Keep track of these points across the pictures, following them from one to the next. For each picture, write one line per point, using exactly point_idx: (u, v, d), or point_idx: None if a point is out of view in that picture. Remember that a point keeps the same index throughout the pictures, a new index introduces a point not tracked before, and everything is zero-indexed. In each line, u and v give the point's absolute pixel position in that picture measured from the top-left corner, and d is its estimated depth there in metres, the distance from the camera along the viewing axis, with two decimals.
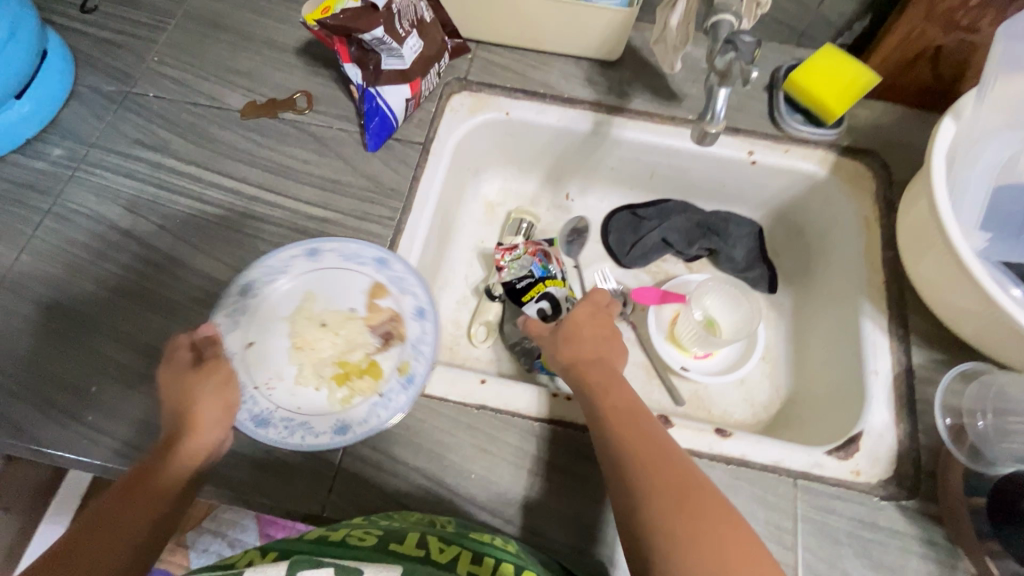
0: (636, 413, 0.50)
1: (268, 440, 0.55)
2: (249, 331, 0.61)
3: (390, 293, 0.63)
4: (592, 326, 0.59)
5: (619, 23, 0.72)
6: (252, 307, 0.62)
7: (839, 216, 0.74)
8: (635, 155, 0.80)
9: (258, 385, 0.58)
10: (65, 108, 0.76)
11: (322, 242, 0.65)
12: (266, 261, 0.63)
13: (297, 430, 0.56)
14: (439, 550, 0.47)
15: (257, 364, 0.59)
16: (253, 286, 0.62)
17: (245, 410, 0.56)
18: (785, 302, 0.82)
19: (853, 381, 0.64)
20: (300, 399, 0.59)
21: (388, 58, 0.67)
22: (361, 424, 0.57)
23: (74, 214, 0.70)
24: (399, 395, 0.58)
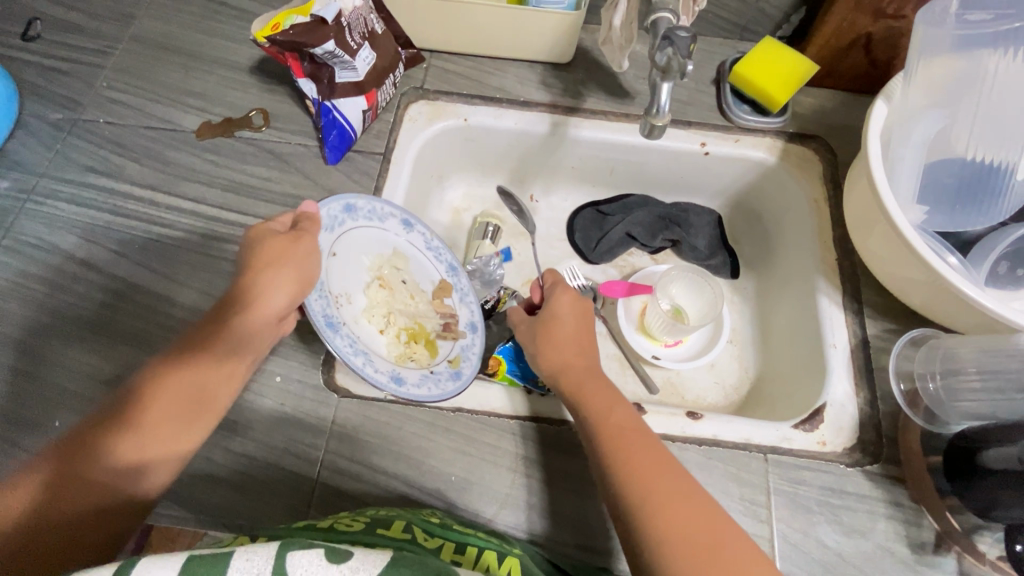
0: (640, 433, 0.53)
1: (334, 345, 0.55)
2: (338, 244, 0.62)
3: (452, 295, 0.68)
4: (568, 325, 0.63)
5: (568, 26, 0.74)
6: (347, 224, 0.62)
7: (792, 198, 0.77)
8: (594, 153, 0.81)
9: (332, 294, 0.60)
10: (11, 140, 0.74)
11: (420, 221, 0.68)
12: (379, 201, 0.64)
13: (361, 356, 0.57)
14: (425, 537, 0.48)
15: (335, 275, 0.61)
16: (355, 207, 0.62)
17: (318, 304, 0.57)
18: (749, 285, 0.85)
19: (815, 355, 0.67)
20: (361, 331, 0.61)
21: (341, 71, 0.68)
22: (415, 385, 0.59)
23: (27, 246, 0.68)
24: (447, 381, 0.60)
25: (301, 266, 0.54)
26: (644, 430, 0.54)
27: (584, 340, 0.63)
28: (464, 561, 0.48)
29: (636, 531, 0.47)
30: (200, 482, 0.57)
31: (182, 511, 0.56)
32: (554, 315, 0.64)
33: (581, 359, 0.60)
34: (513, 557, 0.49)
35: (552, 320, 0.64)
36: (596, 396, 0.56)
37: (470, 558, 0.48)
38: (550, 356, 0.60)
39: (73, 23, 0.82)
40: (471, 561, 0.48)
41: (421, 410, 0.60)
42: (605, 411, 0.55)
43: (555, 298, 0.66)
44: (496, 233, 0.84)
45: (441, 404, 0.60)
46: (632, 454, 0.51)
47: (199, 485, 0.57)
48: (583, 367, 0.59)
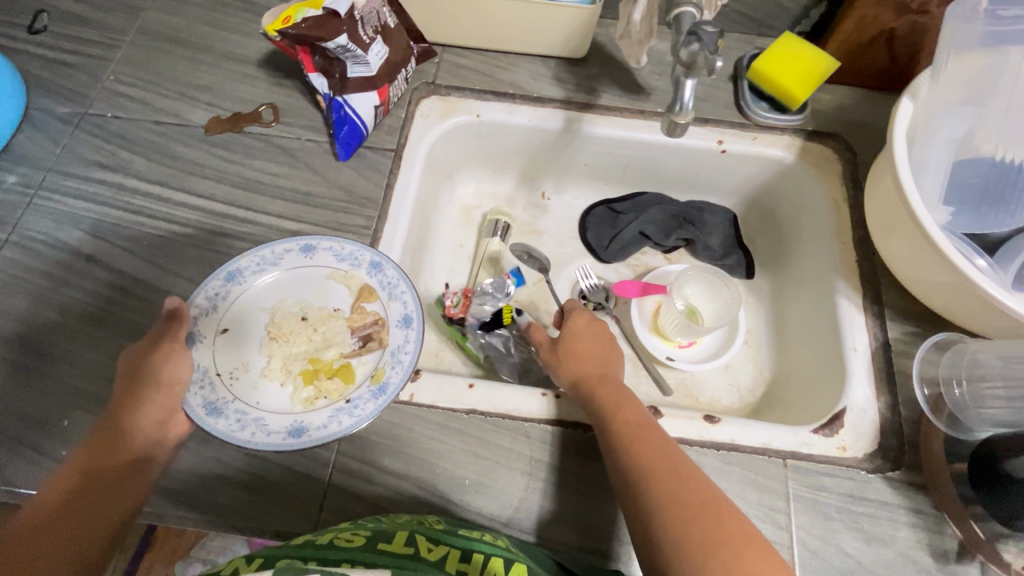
0: (649, 431, 0.53)
1: (217, 431, 0.53)
2: (225, 317, 0.60)
3: (379, 297, 0.62)
4: (585, 343, 0.63)
5: (583, 21, 0.73)
6: (234, 294, 0.61)
7: (809, 198, 0.75)
8: (608, 150, 0.80)
9: (222, 373, 0.57)
10: (18, 134, 0.73)
11: (316, 240, 0.64)
12: (256, 252, 0.63)
13: (249, 426, 0.54)
14: (428, 549, 0.47)
15: (228, 350, 0.59)
16: (239, 274, 0.62)
17: (199, 397, 0.55)
18: (764, 286, 0.83)
19: (834, 358, 0.65)
20: (262, 394, 0.58)
21: (353, 66, 0.67)
22: (320, 429, 0.55)
23: (34, 242, 0.67)
24: (368, 404, 0.56)
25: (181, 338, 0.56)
26: (669, 446, 0.52)
27: (605, 356, 0.62)
28: (471, 570, 0.46)
29: (660, 549, 0.46)
30: (211, 483, 0.56)
31: (191, 512, 0.55)
32: (571, 331, 0.64)
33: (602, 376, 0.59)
34: (520, 563, 0.48)
35: (568, 339, 0.63)
36: (619, 412, 0.55)
37: (476, 566, 0.47)
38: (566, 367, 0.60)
39: (80, 15, 0.81)
40: (477, 568, 0.47)
41: (434, 412, 0.59)
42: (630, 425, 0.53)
43: (571, 318, 0.65)
44: (506, 232, 0.83)
45: (455, 406, 0.59)
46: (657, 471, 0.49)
47: (209, 487, 0.56)
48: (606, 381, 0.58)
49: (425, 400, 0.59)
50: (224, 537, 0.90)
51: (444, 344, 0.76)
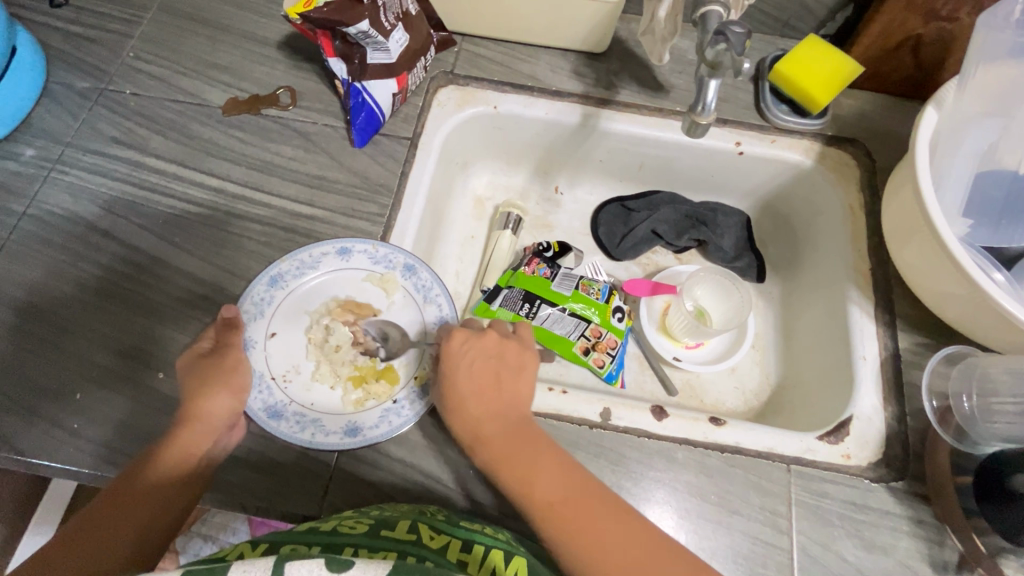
0: (571, 501, 0.48)
1: (279, 433, 0.55)
2: (273, 322, 0.61)
3: (415, 299, 0.63)
4: (464, 377, 0.54)
5: (605, 15, 0.72)
6: (280, 299, 0.61)
7: (826, 204, 0.75)
8: (625, 147, 0.80)
9: (276, 376, 0.59)
10: (37, 107, 0.74)
11: (353, 242, 0.64)
12: (297, 255, 0.62)
13: (308, 427, 0.56)
14: (430, 537, 0.48)
15: (276, 355, 0.60)
16: (281, 279, 0.62)
17: (258, 400, 0.57)
18: (774, 290, 0.83)
19: (842, 365, 0.65)
20: (314, 396, 0.59)
21: (373, 52, 0.66)
22: (372, 428, 0.56)
23: (50, 216, 0.68)
24: (414, 403, 0.58)
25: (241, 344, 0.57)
26: (584, 496, 0.49)
27: (491, 387, 0.54)
28: (470, 562, 0.47)
29: None
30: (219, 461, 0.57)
31: None
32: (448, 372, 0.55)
33: (494, 421, 0.53)
34: (521, 557, 0.49)
35: (448, 377, 0.55)
36: (523, 469, 0.50)
37: (476, 558, 0.47)
38: (458, 426, 0.53)
39: None
40: (477, 560, 0.47)
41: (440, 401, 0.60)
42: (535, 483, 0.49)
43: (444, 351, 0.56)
44: (518, 224, 0.83)
45: None
46: (577, 533, 0.47)
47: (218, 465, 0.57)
48: (501, 429, 0.52)
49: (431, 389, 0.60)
50: (224, 515, 0.95)
51: None
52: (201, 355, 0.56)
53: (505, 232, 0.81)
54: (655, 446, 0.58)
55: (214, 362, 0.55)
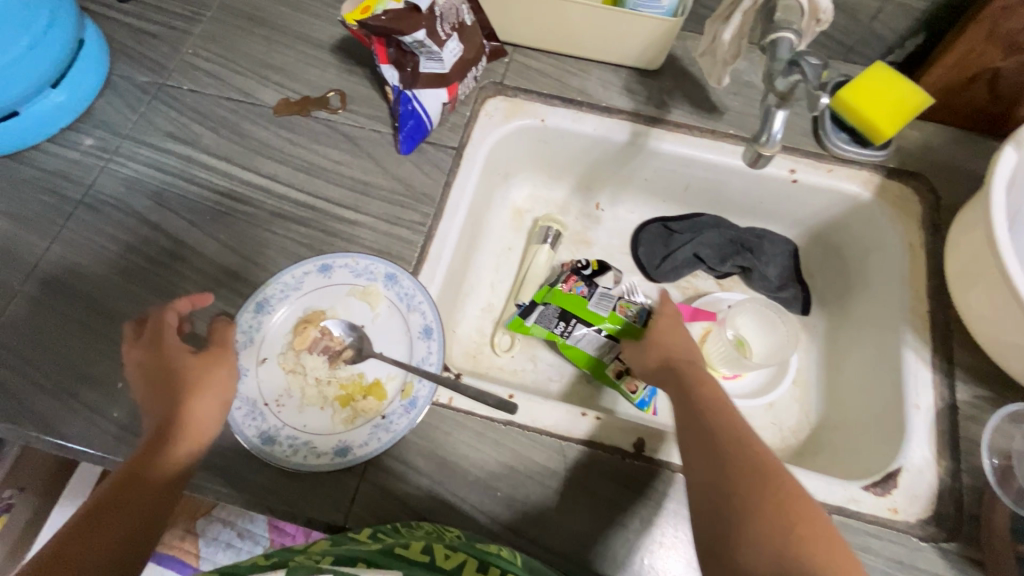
0: (730, 414, 0.51)
1: (274, 459, 0.55)
2: (262, 348, 0.60)
3: (398, 308, 0.62)
4: (681, 340, 0.61)
5: (663, 33, 0.70)
6: (265, 324, 0.61)
7: (882, 240, 0.71)
8: (672, 167, 0.78)
9: (269, 403, 0.58)
10: (99, 98, 0.76)
11: (333, 258, 0.64)
12: (279, 279, 0.62)
13: (301, 450, 0.56)
14: (445, 557, 0.46)
15: (267, 381, 0.59)
16: (267, 303, 0.61)
17: (252, 427, 0.56)
18: (819, 324, 0.80)
19: (892, 412, 0.62)
20: (306, 418, 0.58)
21: (427, 61, 0.66)
22: (360, 447, 0.56)
23: (104, 206, 0.70)
24: (401, 418, 0.57)
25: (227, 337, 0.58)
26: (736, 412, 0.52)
27: (689, 343, 0.62)
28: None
29: (736, 542, 0.42)
30: (250, 462, 0.57)
31: (230, 488, 0.56)
32: (657, 326, 0.63)
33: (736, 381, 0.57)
34: None
35: (659, 333, 0.63)
36: (692, 384, 0.55)
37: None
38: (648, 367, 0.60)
39: None
40: None
41: (472, 419, 0.59)
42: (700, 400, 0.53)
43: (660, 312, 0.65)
44: (557, 239, 0.82)
45: (492, 415, 0.59)
46: (731, 448, 0.47)
47: (248, 465, 0.57)
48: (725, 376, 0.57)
49: (462, 406, 0.59)
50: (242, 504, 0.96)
51: (484, 347, 0.77)
52: (179, 365, 0.54)
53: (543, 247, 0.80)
54: None
55: (195, 368, 0.54)
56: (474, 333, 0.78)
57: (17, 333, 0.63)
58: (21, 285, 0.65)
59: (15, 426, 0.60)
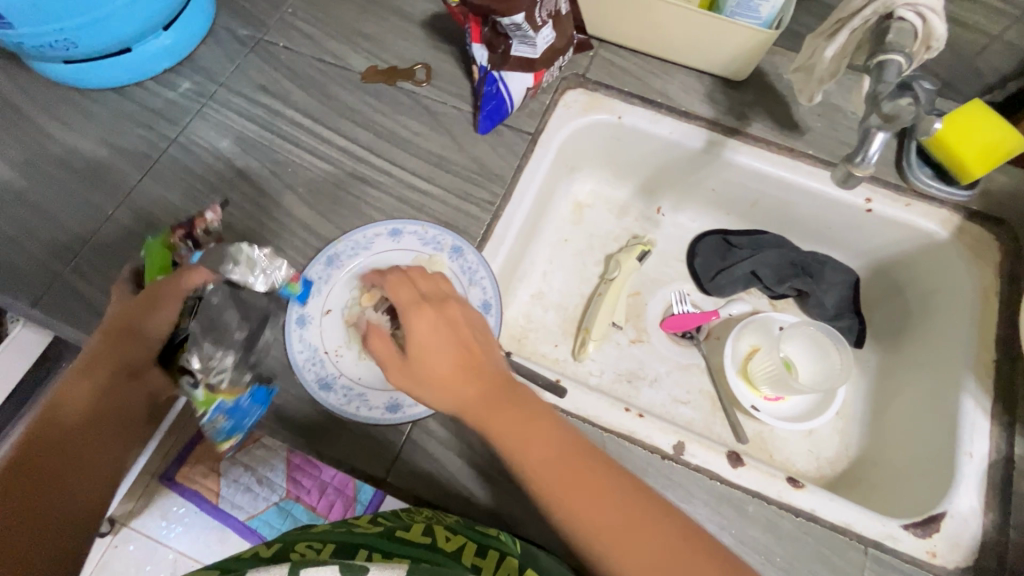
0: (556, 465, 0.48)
1: (329, 405, 0.58)
2: (329, 299, 0.64)
3: (460, 280, 0.65)
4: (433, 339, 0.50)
5: (755, 45, 0.69)
6: (335, 277, 0.65)
7: (952, 283, 0.69)
8: (743, 181, 0.77)
9: (328, 351, 0.62)
10: (201, 46, 0.80)
11: (405, 224, 0.67)
12: (351, 237, 0.66)
13: (354, 400, 0.59)
14: (445, 539, 0.48)
15: (330, 331, 0.63)
16: (338, 258, 0.66)
17: (312, 372, 0.60)
18: (871, 359, 0.78)
19: (941, 457, 0.61)
20: (362, 371, 0.61)
21: (519, 45, 0.67)
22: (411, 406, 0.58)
23: (196, 146, 0.74)
24: None
25: (156, 316, 0.54)
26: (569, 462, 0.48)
27: (456, 346, 0.50)
28: (485, 566, 0.47)
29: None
30: (303, 406, 0.59)
31: (281, 427, 0.59)
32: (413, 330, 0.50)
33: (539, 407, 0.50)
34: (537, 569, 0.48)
35: (429, 335, 0.50)
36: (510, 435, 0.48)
37: (491, 563, 0.47)
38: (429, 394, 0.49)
39: None
40: (492, 565, 0.47)
41: None
42: (552, 488, 0.47)
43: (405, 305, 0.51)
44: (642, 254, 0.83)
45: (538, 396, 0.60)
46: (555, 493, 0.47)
47: (301, 409, 0.59)
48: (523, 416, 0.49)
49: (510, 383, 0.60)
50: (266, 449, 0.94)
51: (530, 332, 0.78)
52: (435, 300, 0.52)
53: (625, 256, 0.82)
54: (725, 492, 0.56)
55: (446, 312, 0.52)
56: (522, 317, 0.79)
57: (105, 255, 0.68)
58: (114, 211, 0.70)
59: (94, 339, 0.64)
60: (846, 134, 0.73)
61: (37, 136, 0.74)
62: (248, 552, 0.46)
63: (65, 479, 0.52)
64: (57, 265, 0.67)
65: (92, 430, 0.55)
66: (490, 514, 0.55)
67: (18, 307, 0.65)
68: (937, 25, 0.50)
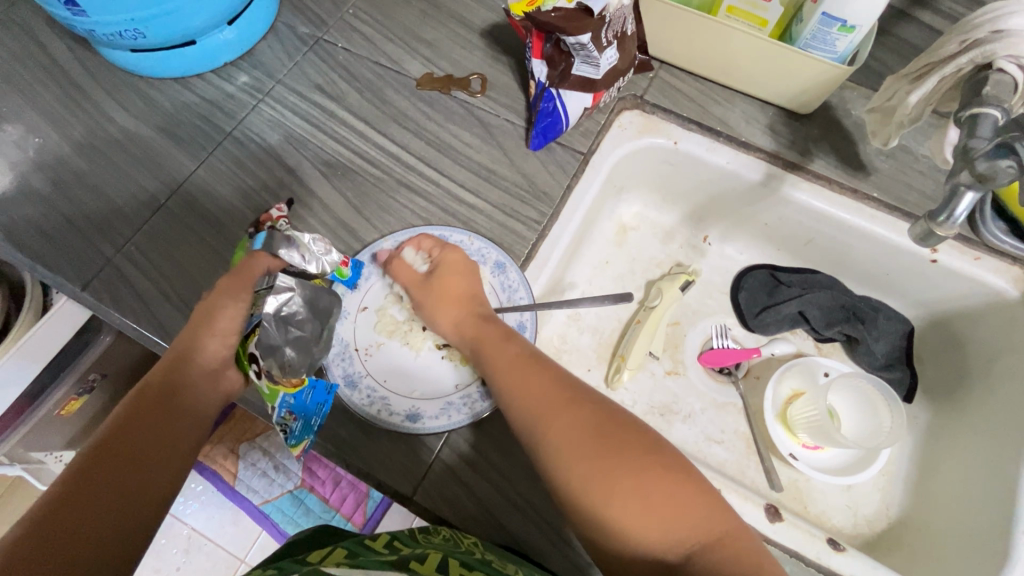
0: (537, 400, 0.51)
1: (350, 403, 0.58)
2: (366, 296, 0.64)
3: (498, 296, 0.64)
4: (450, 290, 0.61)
5: (827, 80, 0.66)
6: (375, 274, 0.65)
7: (1019, 345, 0.65)
8: (799, 218, 0.74)
9: (359, 348, 0.61)
10: (262, 40, 0.80)
11: (451, 232, 0.66)
12: (397, 237, 0.66)
13: (377, 402, 0.58)
14: (460, 575, 0.43)
15: (364, 329, 0.62)
16: (380, 257, 0.65)
17: (340, 367, 0.59)
18: (920, 416, 0.74)
19: (996, 530, 0.57)
20: (388, 373, 0.60)
21: (582, 64, 0.65)
22: (433, 418, 0.57)
23: (249, 141, 0.74)
24: (477, 401, 0.58)
25: (220, 317, 0.54)
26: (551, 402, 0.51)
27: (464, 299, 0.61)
28: None
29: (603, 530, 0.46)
30: (333, 414, 0.59)
31: None
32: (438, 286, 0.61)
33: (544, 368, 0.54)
34: None
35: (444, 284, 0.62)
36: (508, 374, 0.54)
37: None
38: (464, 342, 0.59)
39: None
40: None
41: None
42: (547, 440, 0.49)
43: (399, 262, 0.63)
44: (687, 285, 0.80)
45: None
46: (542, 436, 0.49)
47: (331, 417, 0.58)
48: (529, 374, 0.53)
49: None
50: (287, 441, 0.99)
51: (563, 353, 0.77)
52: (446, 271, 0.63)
53: (666, 281, 0.80)
54: None
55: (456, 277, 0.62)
56: (557, 339, 0.77)
57: (154, 243, 0.69)
58: (165, 200, 0.71)
59: (138, 326, 0.65)
60: (915, 179, 0.69)
61: (99, 119, 0.75)
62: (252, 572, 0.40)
63: (128, 472, 0.46)
64: (109, 249, 0.68)
65: (169, 416, 0.50)
66: (515, 543, 0.54)
67: (68, 289, 0.67)
68: None
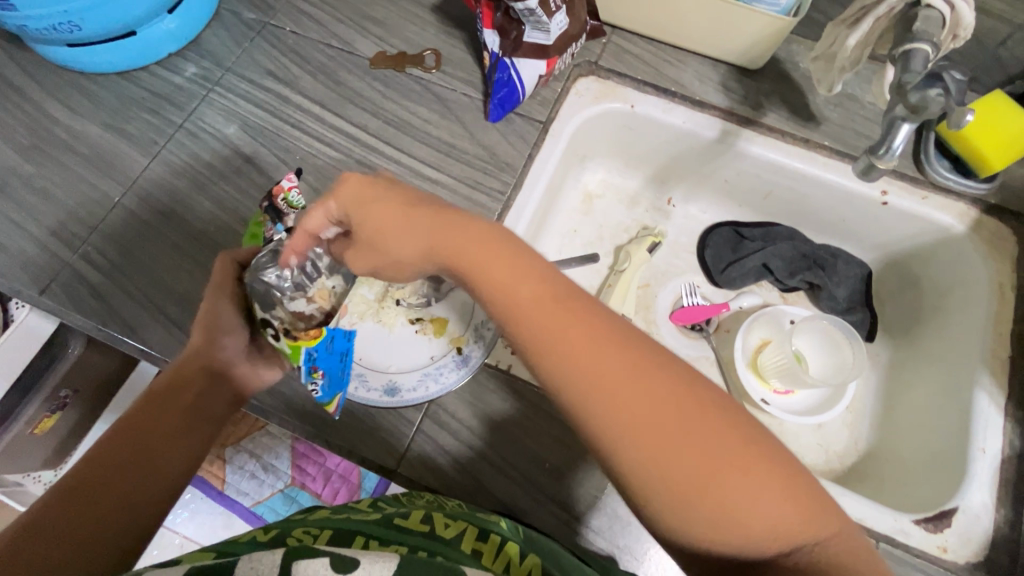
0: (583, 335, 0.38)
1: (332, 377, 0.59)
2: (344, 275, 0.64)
3: None
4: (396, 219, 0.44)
5: (773, 33, 0.68)
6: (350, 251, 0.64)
7: (967, 276, 0.68)
8: (756, 171, 0.76)
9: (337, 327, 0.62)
10: (206, 29, 0.78)
11: None
12: None
13: (353, 380, 0.58)
14: (444, 526, 0.45)
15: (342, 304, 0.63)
16: None
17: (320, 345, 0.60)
18: (881, 353, 0.78)
19: (953, 453, 0.60)
20: (362, 351, 0.61)
21: (533, 31, 0.65)
22: (411, 391, 0.58)
23: (203, 132, 0.73)
24: (451, 373, 0.59)
25: None
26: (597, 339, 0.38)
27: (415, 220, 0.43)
28: (486, 551, 0.43)
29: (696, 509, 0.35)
30: (312, 396, 0.59)
31: (290, 418, 0.58)
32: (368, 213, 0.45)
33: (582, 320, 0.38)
34: (535, 554, 0.44)
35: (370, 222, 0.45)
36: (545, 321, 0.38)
37: (492, 547, 0.43)
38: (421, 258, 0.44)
39: None
40: (492, 550, 0.43)
41: (529, 389, 0.59)
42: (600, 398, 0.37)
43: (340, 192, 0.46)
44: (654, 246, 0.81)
45: None
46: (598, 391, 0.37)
47: (310, 399, 0.58)
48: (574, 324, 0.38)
49: (521, 374, 0.59)
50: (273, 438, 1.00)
51: None
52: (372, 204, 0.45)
53: (635, 244, 0.81)
54: None
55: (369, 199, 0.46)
56: None
57: (112, 242, 0.67)
58: (120, 198, 0.69)
59: (104, 327, 0.63)
60: (863, 126, 0.72)
61: (42, 121, 0.73)
62: (243, 540, 0.41)
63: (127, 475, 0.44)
64: (65, 253, 0.66)
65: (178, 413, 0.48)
66: (501, 504, 0.55)
67: (27, 295, 0.65)
68: (965, 12, 0.49)
